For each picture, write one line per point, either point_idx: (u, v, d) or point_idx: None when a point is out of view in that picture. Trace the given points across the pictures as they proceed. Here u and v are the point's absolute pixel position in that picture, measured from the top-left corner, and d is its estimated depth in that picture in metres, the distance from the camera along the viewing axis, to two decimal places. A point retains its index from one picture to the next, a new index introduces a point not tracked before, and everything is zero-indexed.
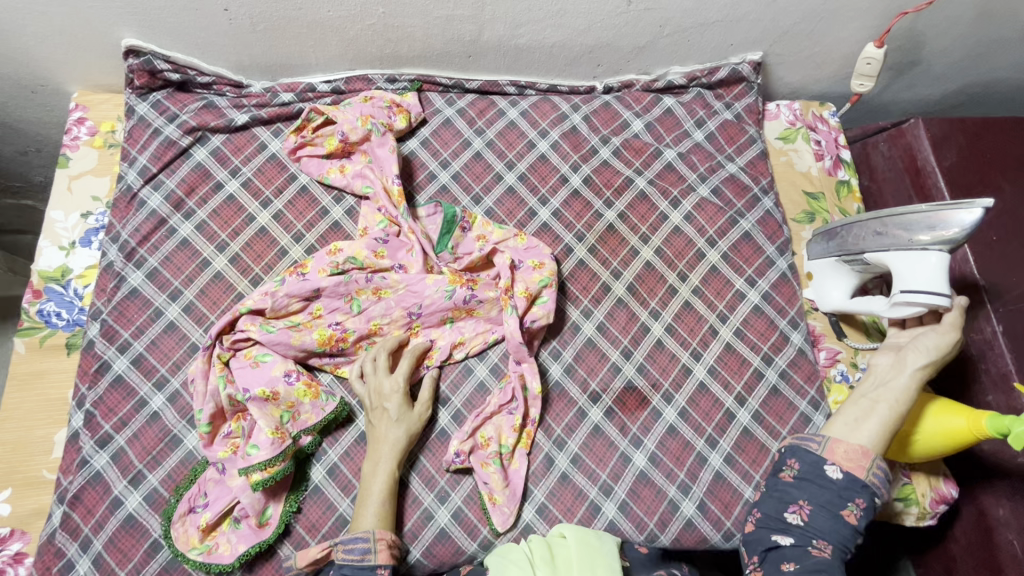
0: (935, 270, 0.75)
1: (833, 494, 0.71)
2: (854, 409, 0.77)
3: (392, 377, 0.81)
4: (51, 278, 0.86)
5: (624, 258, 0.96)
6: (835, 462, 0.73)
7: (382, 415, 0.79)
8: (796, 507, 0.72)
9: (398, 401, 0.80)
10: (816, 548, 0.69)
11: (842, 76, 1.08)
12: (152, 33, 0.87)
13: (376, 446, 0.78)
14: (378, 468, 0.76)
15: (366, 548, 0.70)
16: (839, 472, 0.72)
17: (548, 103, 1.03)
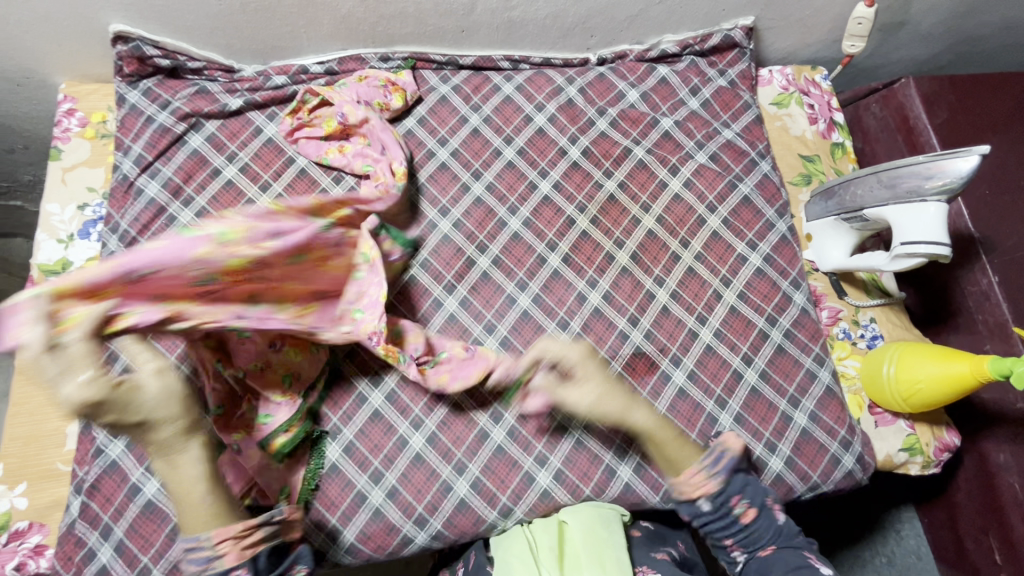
0: (935, 220, 0.76)
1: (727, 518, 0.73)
2: (658, 451, 0.74)
3: (65, 380, 0.55)
4: (52, 271, 0.85)
5: (626, 228, 0.96)
6: (698, 495, 0.72)
7: (108, 422, 0.58)
8: (732, 547, 0.73)
9: (104, 394, 0.57)
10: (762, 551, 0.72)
11: (831, 39, 1.09)
12: (140, 18, 0.86)
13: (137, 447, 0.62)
14: (168, 461, 0.63)
15: (212, 552, 0.65)
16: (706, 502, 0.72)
17: (542, 77, 1.02)
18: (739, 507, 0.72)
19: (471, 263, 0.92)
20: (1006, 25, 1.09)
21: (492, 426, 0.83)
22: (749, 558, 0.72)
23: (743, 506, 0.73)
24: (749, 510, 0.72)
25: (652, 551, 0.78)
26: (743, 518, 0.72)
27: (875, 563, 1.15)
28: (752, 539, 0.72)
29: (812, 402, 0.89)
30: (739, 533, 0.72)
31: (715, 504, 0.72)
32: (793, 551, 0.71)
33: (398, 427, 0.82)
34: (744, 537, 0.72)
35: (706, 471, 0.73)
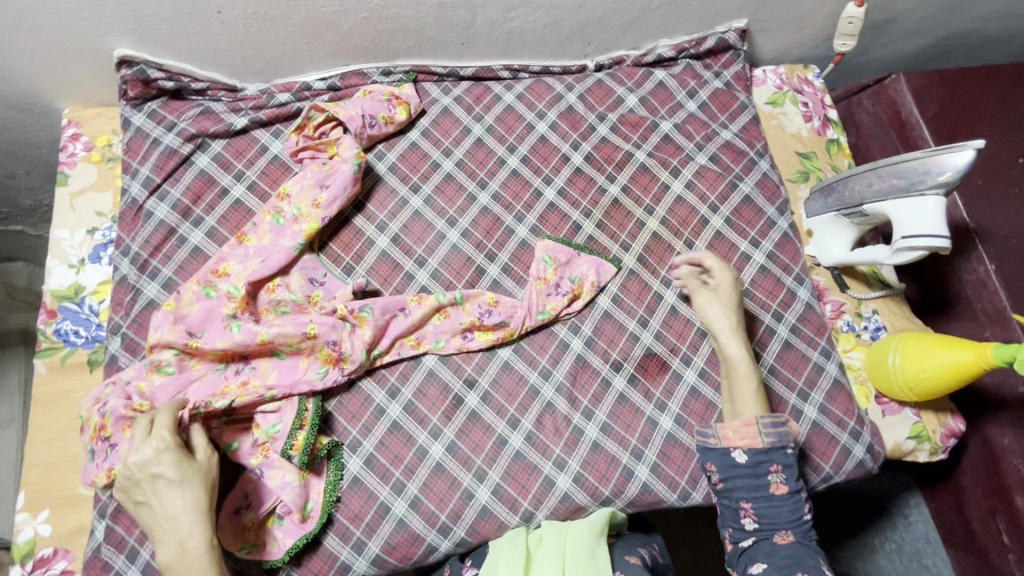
0: (934, 213, 0.78)
1: (750, 475, 0.77)
2: (726, 395, 0.85)
3: (150, 440, 0.69)
4: (65, 297, 0.86)
5: (631, 231, 0.98)
6: (736, 446, 0.78)
7: (155, 484, 0.68)
8: (744, 511, 0.77)
9: (171, 459, 0.68)
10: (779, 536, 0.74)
11: (823, 38, 1.12)
12: (144, 42, 0.86)
13: (161, 526, 0.67)
14: (186, 540, 0.67)
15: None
16: (744, 455, 0.77)
17: (542, 84, 1.03)
18: (775, 477, 0.77)
19: (481, 272, 0.93)
20: (992, 19, 1.11)
21: (509, 432, 0.85)
22: (762, 528, 0.75)
23: (778, 480, 0.77)
24: (784, 487, 0.76)
25: (625, 553, 0.76)
26: (771, 488, 0.76)
27: (885, 549, 1.18)
28: (774, 514, 0.75)
29: (821, 395, 0.91)
30: (766, 503, 0.76)
31: (753, 462, 0.77)
32: (810, 550, 0.72)
33: (418, 437, 0.83)
34: (768, 511, 0.76)
35: (760, 426, 0.78)
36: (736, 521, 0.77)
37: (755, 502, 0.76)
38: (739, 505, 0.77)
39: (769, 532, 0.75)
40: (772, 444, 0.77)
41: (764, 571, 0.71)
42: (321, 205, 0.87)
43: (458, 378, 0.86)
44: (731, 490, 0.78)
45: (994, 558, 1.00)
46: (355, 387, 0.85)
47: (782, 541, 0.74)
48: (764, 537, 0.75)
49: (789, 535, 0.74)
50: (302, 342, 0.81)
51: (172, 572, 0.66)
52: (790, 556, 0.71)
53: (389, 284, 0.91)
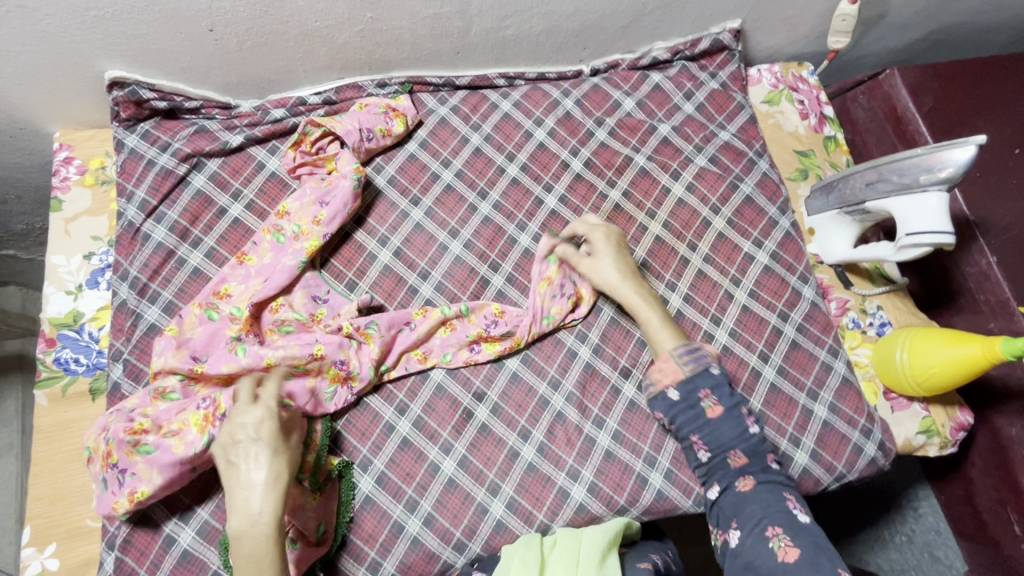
0: (937, 209, 0.79)
1: (685, 406, 0.77)
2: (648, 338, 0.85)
3: (258, 407, 0.69)
4: (64, 324, 0.85)
5: (634, 235, 0.97)
6: (666, 385, 0.79)
7: (248, 450, 0.66)
8: (696, 446, 0.77)
9: (270, 429, 0.68)
10: (740, 482, 0.73)
11: (816, 35, 1.12)
12: (136, 63, 0.85)
13: (237, 494, 0.64)
14: (257, 513, 0.63)
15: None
16: (675, 392, 0.78)
17: (539, 91, 1.03)
18: (710, 404, 0.77)
19: (485, 282, 0.92)
20: (983, 11, 1.12)
21: (521, 444, 0.84)
22: (716, 458, 0.76)
23: (712, 403, 0.77)
24: (723, 409, 0.76)
25: (636, 560, 0.75)
26: (708, 414, 0.77)
27: (896, 542, 1.18)
28: (719, 439, 0.76)
29: (830, 394, 0.91)
30: (712, 435, 0.76)
31: (686, 393, 0.78)
32: (770, 487, 0.72)
33: (429, 453, 0.82)
34: (720, 445, 0.76)
35: (677, 359, 0.79)
36: (694, 459, 0.78)
37: (704, 438, 0.76)
38: (689, 441, 0.77)
39: (729, 479, 0.74)
40: (694, 372, 0.78)
41: (740, 538, 0.69)
42: (321, 222, 0.86)
43: (467, 392, 0.85)
44: (677, 425, 0.78)
45: (1005, 548, 1.00)
46: (363, 405, 0.84)
47: (745, 488, 0.73)
48: (727, 485, 0.74)
49: (750, 478, 0.74)
50: (309, 364, 0.80)
51: (238, 543, 0.62)
52: (758, 506, 0.71)
53: (393, 299, 0.90)
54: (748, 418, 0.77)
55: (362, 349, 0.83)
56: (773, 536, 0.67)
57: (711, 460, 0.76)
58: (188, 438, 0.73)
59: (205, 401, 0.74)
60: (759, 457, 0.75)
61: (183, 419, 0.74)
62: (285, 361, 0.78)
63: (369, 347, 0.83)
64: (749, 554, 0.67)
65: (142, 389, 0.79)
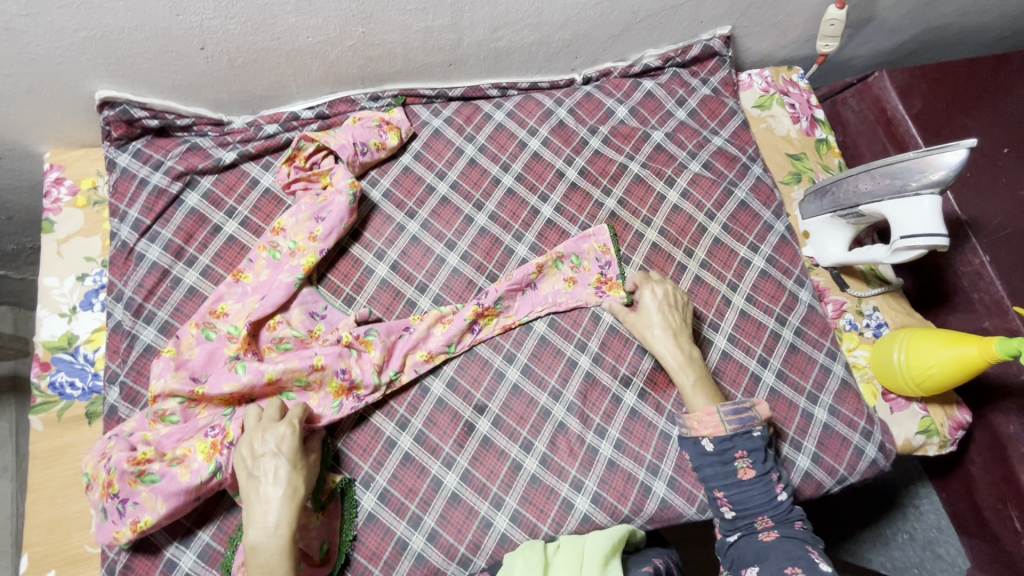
0: (931, 212, 0.79)
1: (718, 462, 0.76)
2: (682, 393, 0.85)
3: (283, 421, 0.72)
4: (58, 347, 0.84)
5: (631, 243, 0.97)
6: (703, 435, 0.77)
7: (270, 464, 0.69)
8: (722, 500, 0.76)
9: (292, 446, 0.71)
10: (763, 534, 0.73)
11: (805, 39, 1.13)
12: (126, 82, 0.85)
13: (256, 506, 0.68)
14: (273, 527, 0.67)
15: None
16: (711, 443, 0.77)
17: (531, 101, 1.03)
18: (742, 463, 0.76)
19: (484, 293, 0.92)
20: (968, 12, 1.13)
21: (523, 456, 0.84)
22: (741, 515, 0.75)
23: (745, 465, 0.76)
24: (752, 471, 0.76)
25: (638, 565, 0.75)
26: (740, 473, 0.76)
27: (898, 540, 1.18)
28: (747, 499, 0.75)
29: (830, 396, 0.92)
30: (738, 492, 0.75)
31: (718, 450, 0.76)
32: (794, 540, 0.71)
33: (431, 468, 0.82)
34: (747, 504, 0.75)
35: (722, 415, 0.77)
36: (717, 511, 0.77)
37: (730, 494, 0.76)
38: (713, 496, 0.76)
39: (752, 532, 0.74)
40: (736, 430, 0.76)
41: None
42: (318, 238, 0.86)
43: (468, 404, 0.85)
44: (705, 479, 0.77)
45: (1006, 544, 1.00)
46: (365, 420, 0.83)
47: (768, 539, 0.72)
48: (750, 535, 0.74)
49: (774, 532, 0.73)
50: (310, 375, 0.79)
51: (251, 553, 0.66)
52: (780, 553, 0.69)
53: (392, 313, 0.90)
54: (778, 483, 0.76)
55: (363, 357, 0.83)
56: (793, 574, 0.65)
57: (736, 516, 0.75)
58: (193, 466, 0.73)
59: (213, 429, 0.75)
60: (788, 523, 0.74)
61: (188, 446, 0.75)
62: (286, 375, 0.78)
63: (371, 355, 0.83)
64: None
65: (140, 412, 0.78)
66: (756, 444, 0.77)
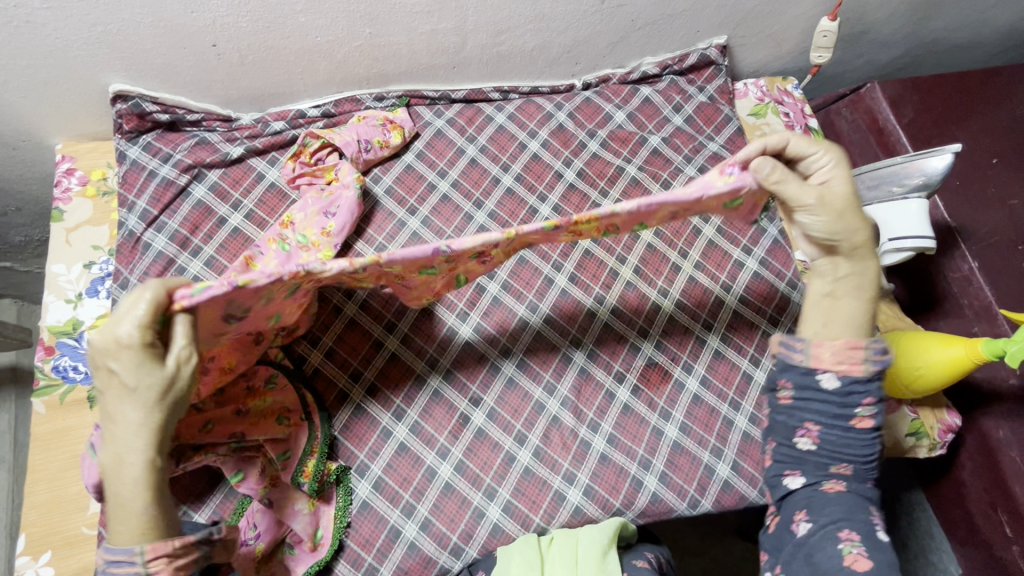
0: (918, 215, 0.81)
1: (834, 405, 0.64)
2: (814, 312, 0.68)
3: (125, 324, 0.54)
4: (63, 332, 0.85)
5: (627, 243, 0.98)
6: (827, 370, 0.64)
7: (111, 381, 0.54)
8: (805, 431, 0.67)
9: (135, 362, 0.54)
10: (828, 484, 0.65)
11: (799, 51, 1.16)
12: (139, 77, 0.87)
13: (108, 427, 0.55)
14: (125, 456, 0.54)
15: (137, 573, 0.54)
16: (834, 381, 0.64)
17: (532, 105, 1.06)
18: (864, 411, 0.64)
19: (481, 289, 0.92)
20: (958, 29, 1.17)
21: (517, 449, 0.85)
22: (819, 452, 0.66)
23: (865, 414, 0.64)
24: (867, 421, 0.65)
25: (632, 558, 0.76)
26: (854, 420, 0.65)
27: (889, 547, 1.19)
28: (843, 444, 0.65)
29: None
30: (839, 434, 0.65)
31: (843, 391, 0.64)
32: (861, 499, 0.65)
33: (425, 458, 0.83)
34: (838, 448, 0.65)
35: (868, 352, 0.64)
36: (787, 438, 0.68)
37: (825, 430, 0.65)
38: (802, 425, 0.66)
39: (819, 475, 0.66)
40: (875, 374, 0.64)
41: (809, 529, 0.64)
42: (331, 233, 0.89)
43: (463, 397, 0.86)
44: (801, 406, 0.66)
45: (996, 550, 1.01)
46: (361, 411, 0.84)
47: (833, 490, 0.65)
48: (812, 481, 0.66)
49: (843, 483, 0.65)
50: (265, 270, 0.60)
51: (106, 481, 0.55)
52: (840, 509, 0.63)
53: (390, 306, 0.89)
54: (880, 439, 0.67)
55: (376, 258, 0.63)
56: (846, 540, 0.61)
57: (812, 453, 0.66)
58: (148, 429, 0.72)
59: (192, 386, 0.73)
60: (863, 476, 0.66)
61: None
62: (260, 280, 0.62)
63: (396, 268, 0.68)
64: (814, 549, 0.63)
65: None
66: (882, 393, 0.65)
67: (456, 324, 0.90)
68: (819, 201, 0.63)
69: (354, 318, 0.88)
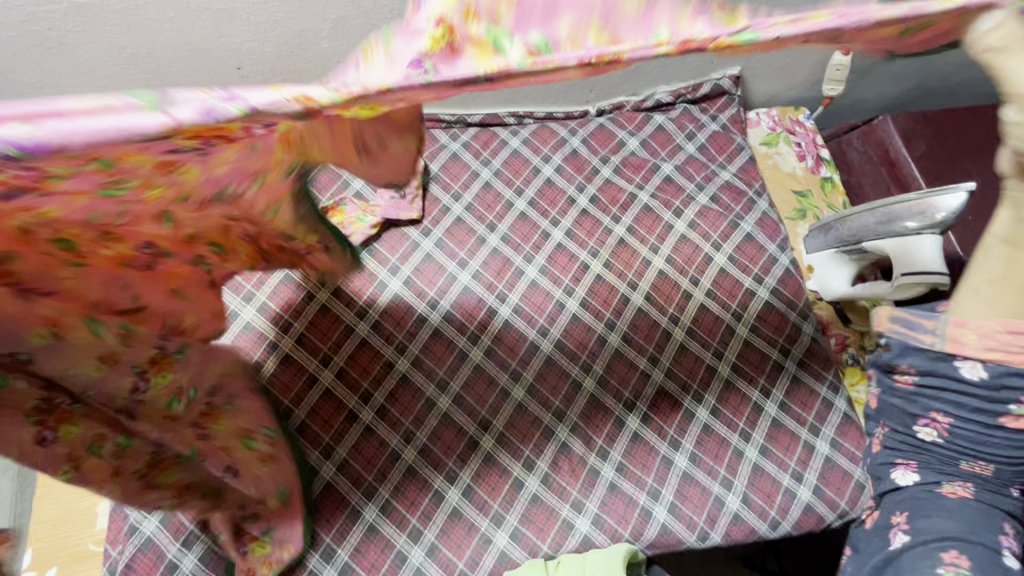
0: (931, 252, 0.82)
1: (979, 401, 0.64)
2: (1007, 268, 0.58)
3: None
4: None
5: (638, 269, 0.98)
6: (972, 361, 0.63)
7: None
8: (930, 422, 0.70)
9: None
10: (947, 487, 0.70)
11: (810, 83, 1.17)
12: None
13: None
14: None
15: None
16: (983, 372, 0.62)
17: (547, 130, 1.07)
18: (1021, 410, 0.63)
19: (493, 312, 0.92)
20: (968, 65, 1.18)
21: (526, 475, 0.84)
22: (948, 445, 0.69)
23: (1016, 415, 0.63)
24: (1020, 421, 0.64)
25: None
26: (1003, 419, 0.64)
27: None
28: (971, 438, 0.67)
29: (831, 430, 0.92)
30: (976, 430, 0.67)
31: (992, 383, 0.62)
32: (987, 513, 0.68)
33: (434, 482, 0.83)
34: (972, 445, 0.68)
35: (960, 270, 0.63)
36: (908, 425, 0.72)
37: (960, 427, 0.68)
38: (925, 413, 0.69)
39: (939, 475, 0.71)
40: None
41: (905, 543, 0.69)
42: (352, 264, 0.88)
43: (473, 420, 0.86)
44: (934, 395, 0.67)
45: None
46: (370, 433, 0.84)
47: (952, 495, 0.70)
48: (929, 480, 0.72)
49: (969, 490, 0.70)
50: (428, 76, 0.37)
51: None
52: (954, 526, 0.67)
53: (401, 327, 0.90)
54: None
55: (385, 97, 0.36)
56: (947, 566, 0.63)
57: (937, 445, 0.70)
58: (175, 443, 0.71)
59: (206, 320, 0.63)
60: (999, 477, 0.70)
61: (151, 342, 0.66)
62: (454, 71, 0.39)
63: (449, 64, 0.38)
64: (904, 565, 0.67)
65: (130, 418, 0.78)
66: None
67: (467, 347, 0.90)
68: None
69: (365, 339, 0.88)
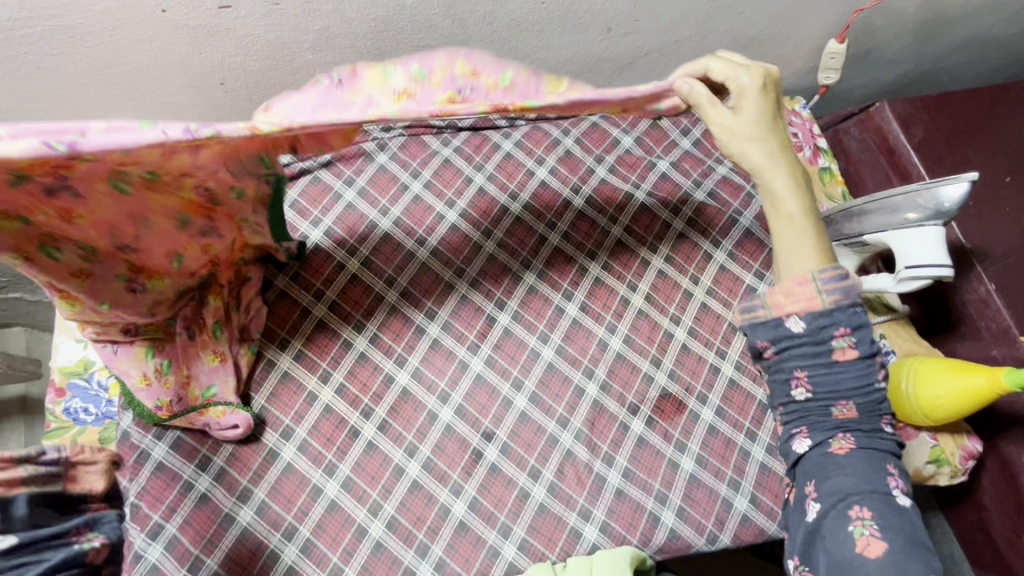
0: (935, 245, 0.81)
1: (811, 344, 0.66)
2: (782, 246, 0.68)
3: None
4: (73, 373, 0.89)
5: (637, 270, 0.97)
6: (790, 313, 0.66)
7: None
8: (796, 381, 0.69)
9: None
10: (837, 445, 0.67)
11: (807, 71, 1.14)
12: (146, 112, 0.88)
13: None
14: None
15: None
16: (802, 324, 0.65)
17: (539, 130, 1.04)
18: (841, 342, 0.65)
19: (492, 321, 0.91)
20: (965, 47, 1.15)
21: (532, 485, 0.84)
22: (817, 398, 0.68)
23: (846, 345, 0.65)
24: (848, 353, 0.65)
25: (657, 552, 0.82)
26: (834, 354, 0.66)
27: None
28: (834, 381, 0.67)
29: None
30: (822, 373, 0.67)
31: (813, 329, 0.65)
32: (873, 459, 0.66)
33: (440, 495, 0.82)
34: (831, 391, 0.67)
35: (818, 284, 0.64)
36: (786, 394, 0.71)
37: (813, 375, 0.67)
38: (792, 375, 0.68)
39: (825, 435, 0.68)
40: (835, 301, 0.64)
41: (820, 510, 0.65)
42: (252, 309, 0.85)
43: (475, 431, 0.85)
44: (785, 358, 0.68)
45: None
46: (372, 448, 0.83)
47: (841, 451, 0.67)
48: (818, 441, 0.69)
49: (851, 441, 0.67)
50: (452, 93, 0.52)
51: None
52: (851, 478, 0.65)
53: (401, 340, 0.88)
54: (879, 367, 0.67)
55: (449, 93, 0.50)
56: (858, 520, 0.62)
57: (809, 401, 0.69)
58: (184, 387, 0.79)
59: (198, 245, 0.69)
60: (871, 417, 0.68)
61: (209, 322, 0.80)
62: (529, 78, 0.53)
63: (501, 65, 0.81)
64: (824, 531, 0.64)
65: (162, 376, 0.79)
66: (861, 319, 0.65)
67: (466, 357, 0.89)
68: (723, 129, 0.66)
69: (364, 353, 0.87)
